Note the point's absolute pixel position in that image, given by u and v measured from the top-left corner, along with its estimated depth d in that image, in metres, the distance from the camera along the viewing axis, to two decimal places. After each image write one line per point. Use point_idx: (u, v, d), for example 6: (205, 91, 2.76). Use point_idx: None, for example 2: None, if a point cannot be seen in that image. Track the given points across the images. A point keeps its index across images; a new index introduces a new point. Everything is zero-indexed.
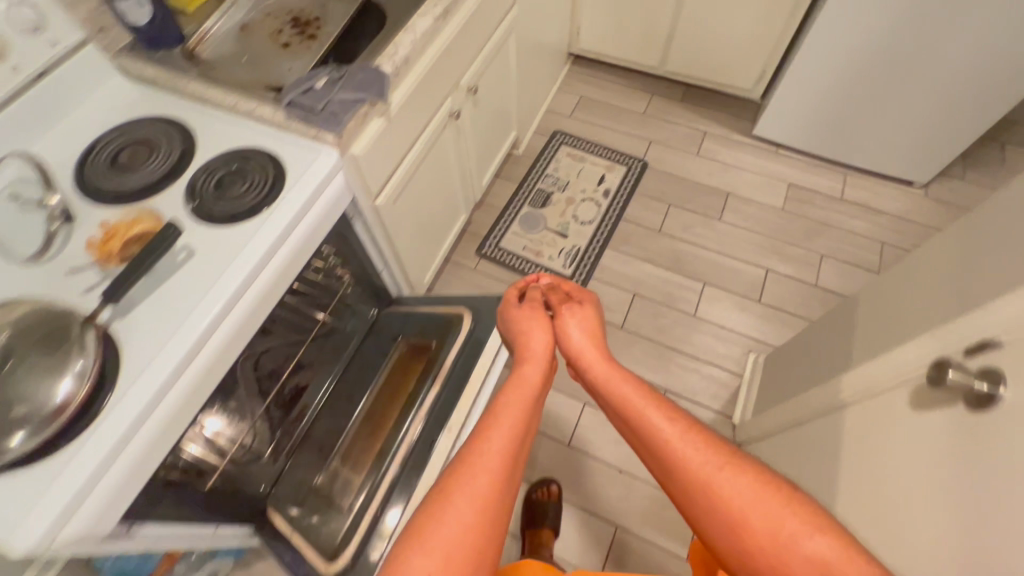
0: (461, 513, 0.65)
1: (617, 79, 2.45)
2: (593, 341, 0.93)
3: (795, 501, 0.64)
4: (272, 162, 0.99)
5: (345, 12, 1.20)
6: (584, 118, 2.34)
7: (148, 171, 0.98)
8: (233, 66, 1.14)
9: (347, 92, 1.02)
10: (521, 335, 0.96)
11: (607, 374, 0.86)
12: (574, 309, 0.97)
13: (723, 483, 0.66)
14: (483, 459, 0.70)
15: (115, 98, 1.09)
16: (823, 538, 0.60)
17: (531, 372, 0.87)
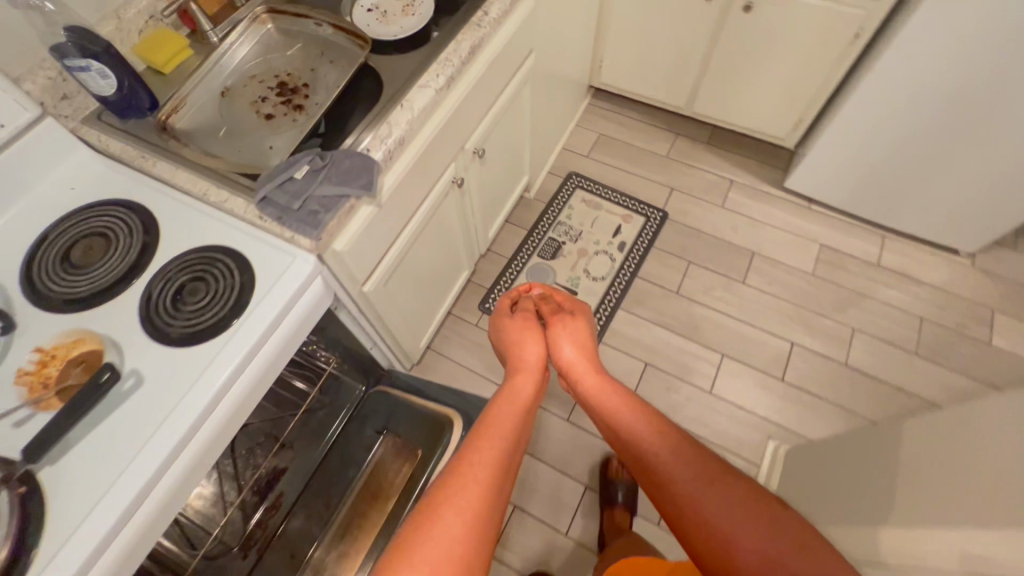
0: (461, 503, 0.73)
1: (640, 117, 2.29)
2: (583, 357, 1.11)
3: (762, 505, 0.72)
4: (240, 267, 0.87)
5: (336, 79, 1.07)
6: (602, 159, 2.19)
7: (102, 272, 0.87)
8: (207, 139, 1.02)
9: (330, 186, 0.90)
10: (518, 349, 1.13)
11: (595, 388, 1.03)
12: (565, 326, 1.15)
13: (692, 480, 0.78)
14: (482, 454, 0.81)
15: (75, 173, 0.98)
16: (780, 533, 0.69)
17: (524, 382, 1.02)
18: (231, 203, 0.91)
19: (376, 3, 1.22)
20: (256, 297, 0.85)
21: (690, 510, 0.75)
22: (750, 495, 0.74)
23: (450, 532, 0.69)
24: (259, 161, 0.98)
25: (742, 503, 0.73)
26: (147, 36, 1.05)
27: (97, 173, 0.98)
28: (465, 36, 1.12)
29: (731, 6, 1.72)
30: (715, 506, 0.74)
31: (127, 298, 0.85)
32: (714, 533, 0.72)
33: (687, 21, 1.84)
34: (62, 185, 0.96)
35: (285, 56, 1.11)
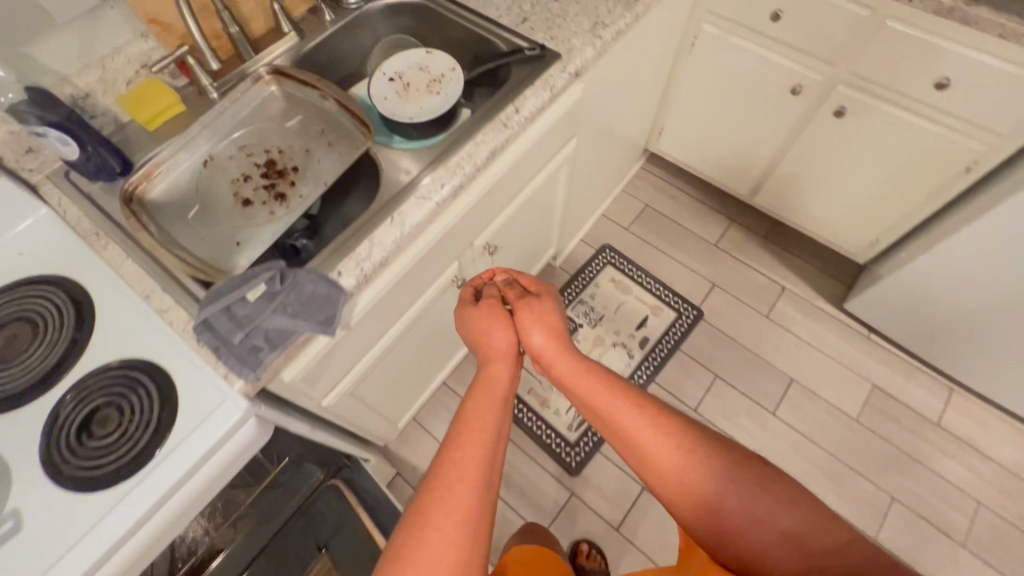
0: (449, 526, 0.63)
1: (693, 194, 2.06)
2: (552, 337, 0.85)
3: (764, 481, 0.64)
4: (164, 401, 0.75)
5: (328, 168, 0.93)
6: (642, 236, 1.98)
7: (20, 370, 0.78)
8: (175, 216, 0.90)
9: (282, 318, 0.77)
10: (483, 337, 0.87)
11: (574, 375, 0.81)
12: (532, 305, 0.87)
13: (695, 468, 0.67)
14: (467, 460, 0.68)
15: (26, 237, 0.88)
16: (792, 513, 0.62)
17: (496, 372, 0.82)
18: (170, 313, 0.79)
19: (399, 71, 1.07)
20: (170, 444, 0.72)
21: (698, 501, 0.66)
22: (756, 476, 0.65)
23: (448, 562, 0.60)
24: (220, 258, 0.86)
25: (752, 485, 0.64)
26: (134, 86, 0.93)
27: (49, 239, 0.88)
28: (486, 136, 0.96)
29: (819, 107, 1.48)
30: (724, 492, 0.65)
31: (35, 409, 0.75)
32: (726, 525, 0.64)
33: (764, 112, 1.61)
34: (9, 248, 0.87)
35: (281, 128, 0.97)
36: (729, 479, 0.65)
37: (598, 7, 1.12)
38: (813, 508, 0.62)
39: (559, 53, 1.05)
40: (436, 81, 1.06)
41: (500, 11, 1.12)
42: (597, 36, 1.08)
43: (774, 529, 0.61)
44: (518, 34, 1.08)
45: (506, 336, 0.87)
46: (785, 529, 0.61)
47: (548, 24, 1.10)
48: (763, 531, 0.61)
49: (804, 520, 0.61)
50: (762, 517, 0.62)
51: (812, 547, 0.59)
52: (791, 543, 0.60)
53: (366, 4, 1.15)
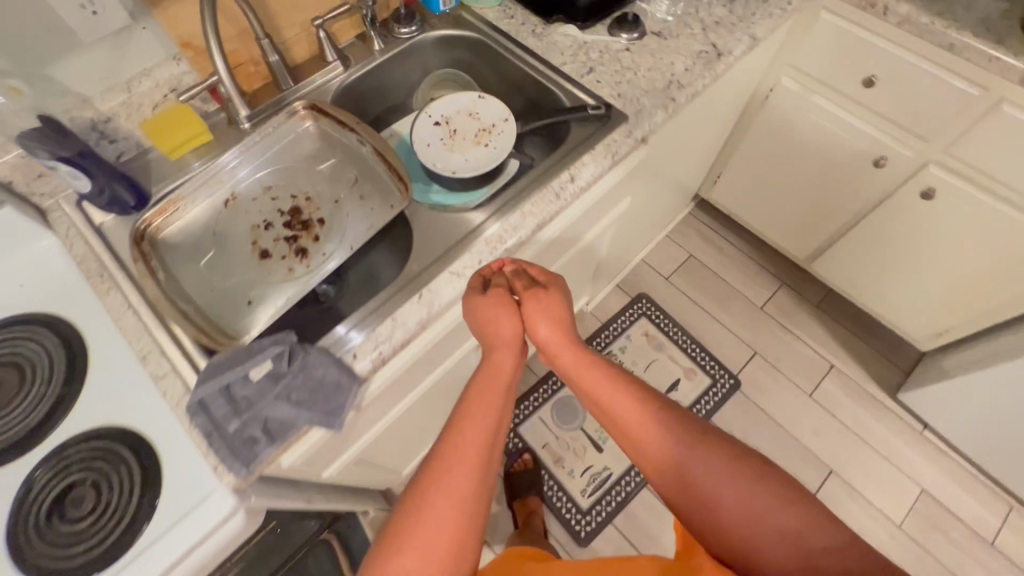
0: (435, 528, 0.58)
1: (742, 248, 1.92)
2: (559, 329, 0.74)
3: (770, 486, 0.59)
4: (147, 486, 0.67)
5: (356, 226, 0.84)
6: (683, 289, 1.85)
7: (0, 428, 0.71)
8: (188, 260, 0.83)
9: (285, 406, 0.68)
10: (487, 325, 0.75)
11: (580, 372, 0.73)
12: (540, 294, 0.74)
13: (697, 470, 0.61)
14: (460, 456, 0.62)
15: (29, 270, 0.81)
16: (797, 514, 0.56)
17: (499, 362, 0.73)
18: (163, 382, 0.71)
19: (446, 115, 0.98)
20: (145, 540, 0.64)
21: (698, 498, 0.60)
22: (758, 479, 0.59)
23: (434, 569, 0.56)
24: (227, 319, 0.77)
25: (754, 489, 0.58)
26: (160, 111, 0.85)
27: (50, 273, 0.81)
28: (534, 205, 0.85)
29: (903, 185, 1.33)
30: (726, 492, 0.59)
31: (6, 475, 0.68)
32: (725, 527, 0.58)
33: (837, 180, 1.46)
34: (9, 279, 0.81)
35: (312, 172, 0.89)
36: (732, 480, 0.59)
37: (674, 63, 1.00)
38: (827, 521, 0.56)
39: (625, 114, 0.94)
40: (485, 132, 0.96)
41: (564, 57, 1.01)
42: (670, 97, 0.96)
43: (775, 532, 0.55)
44: (581, 87, 0.97)
45: (510, 325, 0.74)
46: (779, 528, 0.55)
47: (617, 78, 0.98)
48: (761, 537, 0.55)
49: (811, 524, 0.55)
50: (765, 520, 0.56)
51: (811, 550, 0.53)
52: (793, 547, 0.54)
53: (419, 34, 1.05)
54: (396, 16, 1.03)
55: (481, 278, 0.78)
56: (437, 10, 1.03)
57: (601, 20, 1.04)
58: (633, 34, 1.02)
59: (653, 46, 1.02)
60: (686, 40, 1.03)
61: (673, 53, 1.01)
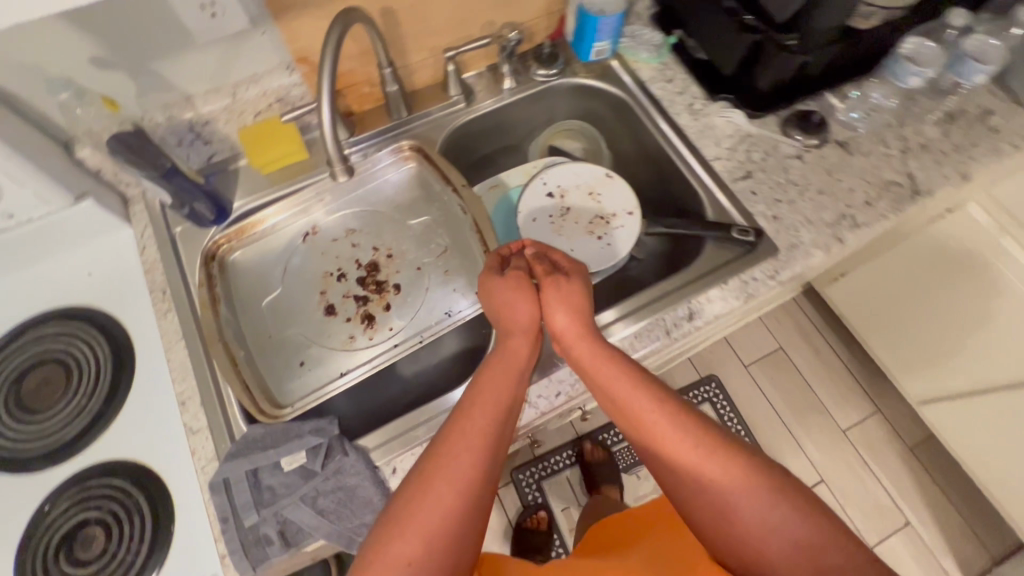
0: (423, 528, 0.48)
1: (841, 356, 1.68)
2: (579, 318, 0.63)
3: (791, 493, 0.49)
4: (154, 547, 0.63)
5: (433, 305, 0.75)
6: (759, 382, 1.66)
7: (37, 432, 0.69)
8: (253, 292, 0.76)
9: (308, 512, 0.61)
10: (502, 312, 0.64)
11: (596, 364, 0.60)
12: (561, 281, 0.63)
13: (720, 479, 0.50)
14: (456, 450, 0.52)
15: (98, 261, 0.77)
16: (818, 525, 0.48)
17: (512, 349, 0.62)
18: (194, 439, 0.65)
19: (563, 187, 0.84)
20: None
21: (711, 506, 0.51)
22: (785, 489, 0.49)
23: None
24: (276, 377, 0.71)
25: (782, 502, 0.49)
26: (261, 122, 0.77)
27: (115, 270, 0.77)
28: (637, 335, 0.73)
29: None
30: (743, 501, 0.49)
31: (29, 488, 0.66)
32: (747, 545, 0.49)
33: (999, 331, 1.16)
34: (79, 265, 0.77)
35: (401, 225, 0.79)
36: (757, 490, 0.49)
37: (854, 190, 0.81)
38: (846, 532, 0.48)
39: (776, 245, 0.77)
40: (602, 220, 0.82)
41: (719, 149, 0.84)
42: (837, 236, 0.78)
43: (794, 548, 0.47)
44: (730, 197, 0.80)
45: (525, 310, 0.64)
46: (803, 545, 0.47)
47: (777, 193, 0.80)
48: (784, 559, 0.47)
49: (830, 537, 0.47)
50: (784, 536, 0.48)
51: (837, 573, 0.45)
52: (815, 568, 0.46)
53: (557, 79, 0.90)
54: (537, 53, 0.89)
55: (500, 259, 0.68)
56: (586, 58, 0.87)
57: (777, 112, 0.85)
58: (812, 141, 0.83)
59: (833, 160, 0.83)
60: (876, 163, 0.83)
61: (855, 176, 0.82)
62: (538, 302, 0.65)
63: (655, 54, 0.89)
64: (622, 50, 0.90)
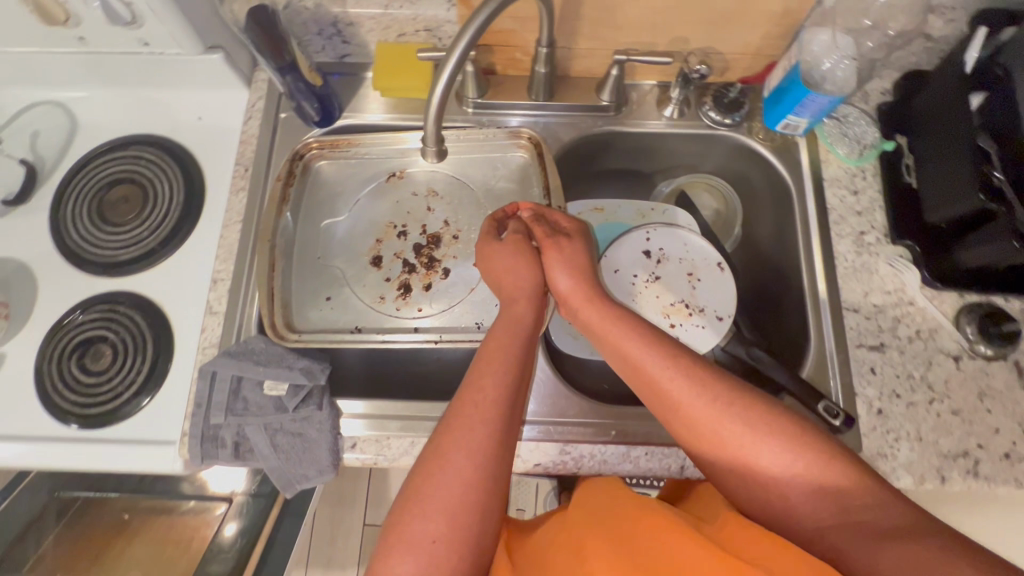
0: (444, 499, 0.49)
1: None
2: (581, 279, 0.63)
3: (790, 427, 0.51)
4: (140, 391, 0.68)
5: (469, 307, 0.70)
6: None
7: (104, 238, 0.75)
8: (321, 205, 0.75)
9: (262, 438, 0.62)
10: (507, 279, 0.63)
11: (604, 324, 0.60)
12: (563, 242, 0.63)
13: (728, 442, 0.51)
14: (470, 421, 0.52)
15: (209, 110, 0.79)
16: (828, 459, 0.49)
17: (520, 315, 0.61)
18: (208, 319, 0.68)
19: (664, 252, 0.74)
20: (115, 431, 0.67)
21: (731, 466, 0.52)
22: (790, 429, 0.50)
23: (457, 544, 0.48)
24: (303, 298, 0.72)
25: (785, 439, 0.50)
26: (400, 46, 0.73)
27: (218, 124, 0.78)
28: (649, 452, 0.63)
29: None
30: (760, 455, 0.50)
31: (79, 285, 0.73)
32: (767, 495, 0.50)
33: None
34: (194, 106, 0.79)
35: (481, 212, 0.74)
36: (764, 440, 0.50)
37: (999, 433, 0.64)
38: (844, 451, 0.50)
39: (862, 443, 0.63)
40: (684, 308, 0.72)
41: (863, 300, 0.69)
42: (940, 473, 0.63)
43: (810, 486, 0.49)
44: (841, 360, 0.66)
45: (529, 276, 0.63)
46: (816, 482, 0.49)
47: (899, 386, 0.65)
48: (799, 503, 0.49)
49: (842, 469, 0.48)
50: (802, 479, 0.49)
51: (849, 504, 0.47)
52: (830, 501, 0.48)
53: (727, 129, 0.76)
54: (720, 93, 0.75)
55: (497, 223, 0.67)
56: (770, 126, 0.74)
57: (959, 292, 0.68)
58: (980, 347, 0.66)
59: (996, 384, 0.65)
60: None
61: (1009, 417, 0.64)
62: (540, 265, 0.65)
63: (855, 156, 0.74)
64: (821, 132, 0.75)
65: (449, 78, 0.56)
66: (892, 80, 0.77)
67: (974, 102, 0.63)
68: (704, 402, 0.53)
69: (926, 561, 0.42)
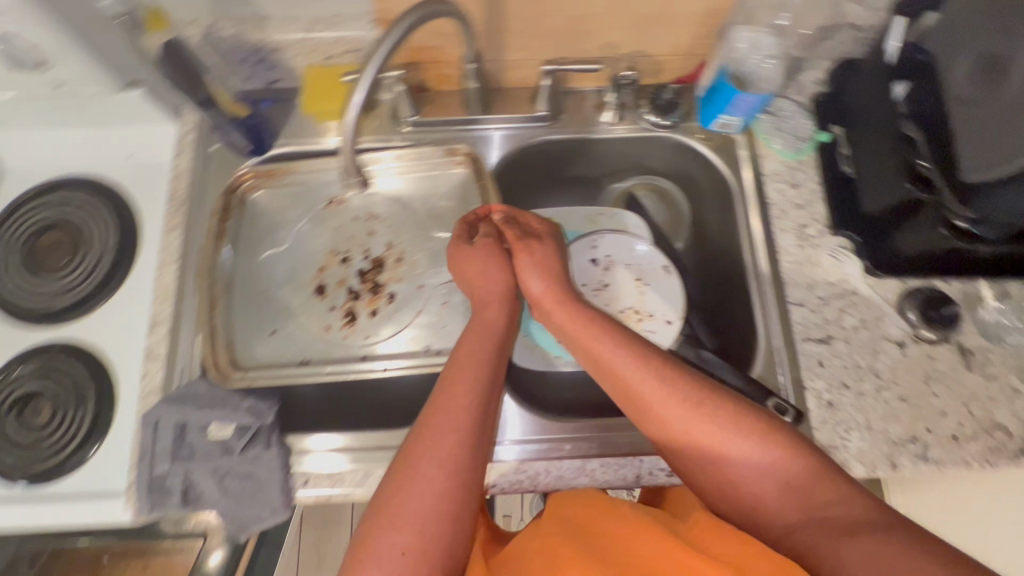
0: (414, 511, 0.49)
1: None
2: (553, 280, 0.63)
3: (760, 426, 0.51)
4: (85, 442, 0.66)
5: (416, 331, 0.69)
6: None
7: (37, 287, 0.72)
8: (261, 237, 0.74)
9: (210, 483, 0.61)
10: (477, 282, 0.64)
11: (575, 327, 0.60)
12: (532, 245, 0.63)
13: (700, 438, 0.51)
14: (441, 430, 0.52)
15: (137, 146, 0.76)
16: (795, 456, 0.49)
17: (492, 318, 0.62)
18: (149, 364, 0.66)
19: (611, 259, 0.74)
20: (60, 487, 0.65)
21: (702, 463, 0.52)
22: (759, 426, 0.50)
23: (429, 555, 0.47)
24: (247, 334, 0.70)
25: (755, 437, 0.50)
26: (329, 67, 0.72)
27: (146, 159, 0.76)
28: (604, 464, 0.64)
29: None
30: (733, 450, 0.50)
31: (13, 338, 0.71)
32: (738, 494, 0.50)
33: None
34: (122, 143, 0.77)
35: (423, 233, 0.73)
36: (735, 437, 0.50)
37: (945, 415, 0.65)
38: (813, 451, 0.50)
39: (814, 437, 0.64)
40: (634, 314, 0.71)
41: (807, 294, 0.69)
42: (891, 460, 0.63)
43: (779, 484, 0.49)
44: (789, 355, 0.67)
45: (499, 279, 0.64)
46: (785, 481, 0.49)
47: (847, 376, 0.66)
48: (770, 503, 0.49)
49: (809, 467, 0.49)
50: (772, 477, 0.49)
51: (816, 502, 0.47)
52: (799, 499, 0.48)
53: (666, 131, 0.76)
54: (655, 95, 0.74)
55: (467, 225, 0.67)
56: (707, 124, 0.74)
57: (901, 278, 0.69)
58: (924, 332, 0.67)
59: (940, 367, 0.66)
60: (994, 395, 0.65)
61: (956, 399, 0.65)
62: (510, 269, 0.65)
63: (792, 149, 0.74)
64: (758, 127, 0.75)
65: (361, 102, 0.55)
66: (825, 69, 0.77)
67: (899, 90, 0.64)
68: (677, 398, 0.53)
69: (887, 551, 0.43)
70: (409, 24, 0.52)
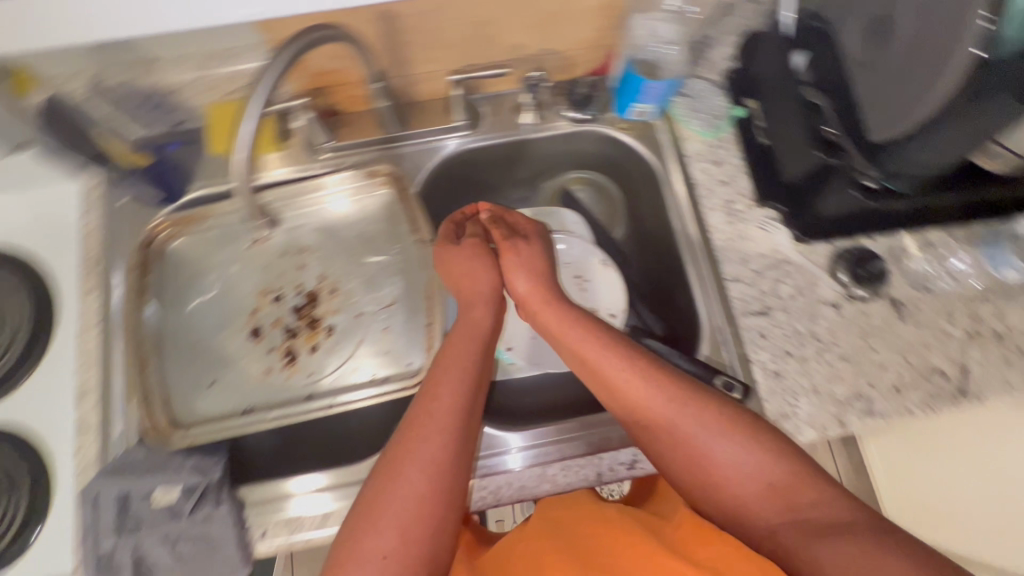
0: (397, 514, 0.48)
1: None
2: (541, 281, 0.63)
3: (746, 430, 0.51)
4: (24, 528, 0.61)
5: (360, 361, 0.67)
6: None
7: None
8: (188, 286, 0.71)
9: (162, 553, 0.57)
10: (464, 282, 0.63)
11: (562, 326, 0.60)
12: (520, 245, 0.63)
13: (687, 430, 0.52)
14: (427, 432, 0.51)
15: (39, 207, 0.72)
16: (777, 456, 0.50)
17: (480, 319, 0.61)
18: (82, 436, 0.63)
19: None
20: None
21: (685, 458, 0.52)
22: (744, 425, 0.51)
23: (408, 563, 0.46)
24: (184, 390, 0.67)
25: (740, 437, 0.51)
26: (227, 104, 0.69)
27: (52, 220, 0.71)
28: (564, 467, 0.64)
29: None
30: (719, 446, 0.51)
31: None
32: (718, 489, 0.51)
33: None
34: (23, 206, 0.72)
35: (355, 260, 0.71)
36: (720, 434, 0.51)
37: (885, 368, 0.67)
38: (798, 458, 0.50)
39: (764, 409, 0.65)
40: None
41: (742, 268, 0.70)
42: (840, 419, 0.65)
43: (761, 484, 0.49)
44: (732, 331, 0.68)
45: (488, 278, 0.63)
46: (765, 480, 0.49)
47: (789, 344, 0.67)
48: (750, 501, 0.49)
49: (789, 468, 0.49)
50: (754, 477, 0.49)
51: (796, 501, 0.47)
52: (778, 498, 0.48)
53: (586, 125, 0.76)
54: (570, 91, 0.75)
55: (455, 228, 0.67)
56: (622, 110, 0.73)
57: (829, 241, 0.71)
58: (856, 290, 0.69)
59: (875, 322, 0.68)
60: (929, 342, 0.68)
61: (894, 351, 0.67)
62: (498, 269, 0.64)
63: (710, 128, 0.74)
64: (674, 110, 0.76)
65: (252, 129, 0.51)
66: (733, 44, 0.78)
67: (797, 60, 0.67)
68: (666, 394, 0.54)
69: (860, 551, 0.42)
70: (294, 49, 0.50)
